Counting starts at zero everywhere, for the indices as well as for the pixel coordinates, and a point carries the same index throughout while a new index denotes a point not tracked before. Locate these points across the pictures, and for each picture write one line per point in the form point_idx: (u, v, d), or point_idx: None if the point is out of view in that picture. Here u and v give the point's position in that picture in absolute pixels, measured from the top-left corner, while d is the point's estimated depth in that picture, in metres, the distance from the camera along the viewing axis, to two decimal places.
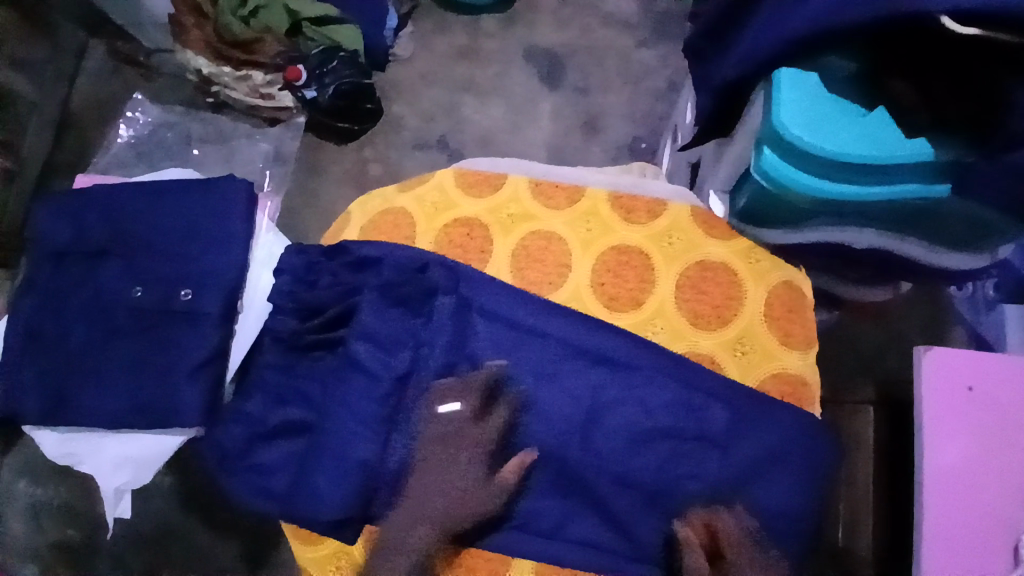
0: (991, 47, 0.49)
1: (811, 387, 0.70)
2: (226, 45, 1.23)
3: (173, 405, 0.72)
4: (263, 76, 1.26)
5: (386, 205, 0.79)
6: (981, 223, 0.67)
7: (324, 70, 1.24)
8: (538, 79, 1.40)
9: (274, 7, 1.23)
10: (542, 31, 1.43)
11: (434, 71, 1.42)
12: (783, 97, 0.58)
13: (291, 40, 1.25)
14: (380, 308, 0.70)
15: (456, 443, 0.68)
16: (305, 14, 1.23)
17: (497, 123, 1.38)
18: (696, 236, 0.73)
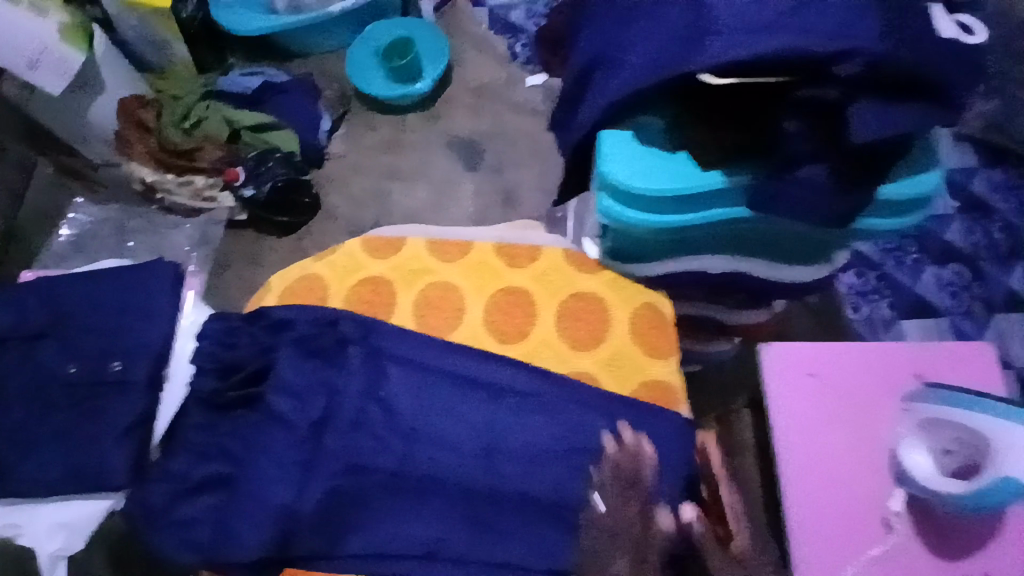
0: (758, 89, 0.63)
1: (676, 390, 0.80)
2: (169, 154, 1.43)
3: (102, 469, 0.77)
4: (204, 180, 1.44)
5: (303, 272, 0.88)
6: (800, 237, 0.80)
7: (261, 170, 1.42)
8: (458, 164, 1.57)
9: (213, 120, 1.45)
10: (459, 122, 1.62)
11: (364, 163, 1.57)
12: (607, 154, 0.73)
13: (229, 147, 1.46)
14: (297, 363, 0.78)
15: (604, 545, 0.66)
16: (242, 122, 1.45)
17: (423, 204, 1.53)
18: (570, 274, 0.85)
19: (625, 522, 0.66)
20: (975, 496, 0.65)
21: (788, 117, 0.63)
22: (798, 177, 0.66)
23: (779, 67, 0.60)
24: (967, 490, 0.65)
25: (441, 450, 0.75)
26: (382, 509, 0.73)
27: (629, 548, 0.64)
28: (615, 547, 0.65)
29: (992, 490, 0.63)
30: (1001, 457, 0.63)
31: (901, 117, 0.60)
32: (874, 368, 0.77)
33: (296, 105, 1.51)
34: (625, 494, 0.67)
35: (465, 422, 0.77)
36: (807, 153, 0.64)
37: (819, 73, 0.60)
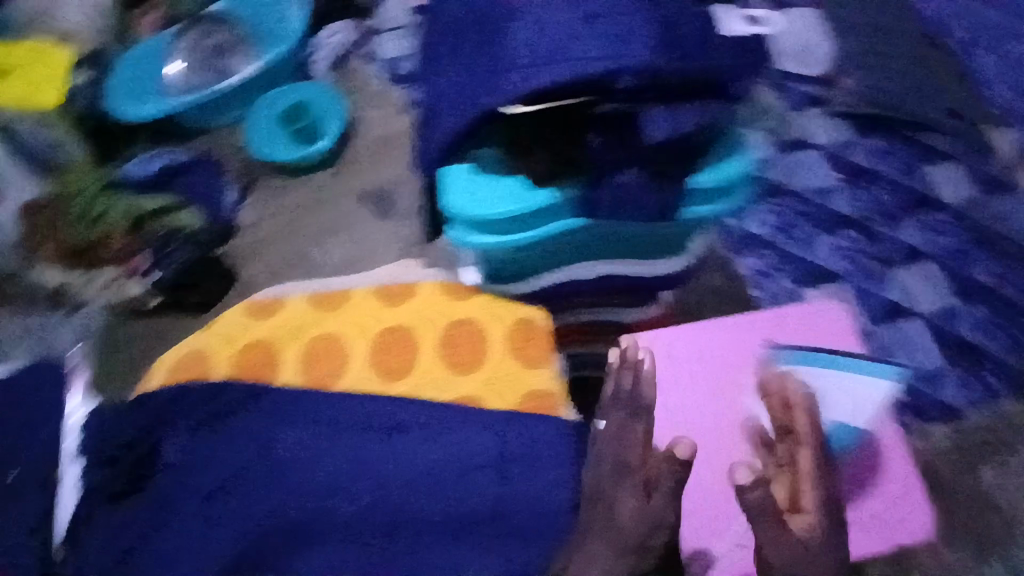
0: (560, 108, 0.68)
1: (555, 396, 0.85)
2: (73, 253, 1.40)
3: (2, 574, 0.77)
4: (112, 273, 1.41)
5: (189, 347, 0.90)
6: (649, 235, 0.86)
7: (165, 252, 1.42)
8: (371, 214, 1.59)
9: (117, 209, 1.42)
10: (367, 174, 1.64)
11: (279, 231, 1.59)
12: (449, 192, 0.79)
13: (134, 234, 1.40)
14: (185, 436, 0.82)
15: (611, 483, 0.78)
16: (144, 208, 1.42)
17: (342, 261, 1.56)
18: (446, 304, 0.90)
19: (630, 447, 0.81)
20: (836, 439, 0.83)
21: (590, 132, 0.70)
22: (613, 180, 0.73)
23: (570, 88, 0.65)
24: (831, 436, 0.83)
25: (339, 498, 0.77)
26: (288, 563, 0.75)
27: (637, 477, 0.79)
28: (618, 478, 0.79)
29: (846, 433, 0.83)
30: (850, 408, 0.84)
31: (683, 112, 0.68)
32: (719, 341, 0.90)
33: (198, 184, 1.54)
34: (628, 420, 0.83)
35: (360, 467, 0.79)
36: (613, 160, 0.71)
37: (605, 91, 0.66)
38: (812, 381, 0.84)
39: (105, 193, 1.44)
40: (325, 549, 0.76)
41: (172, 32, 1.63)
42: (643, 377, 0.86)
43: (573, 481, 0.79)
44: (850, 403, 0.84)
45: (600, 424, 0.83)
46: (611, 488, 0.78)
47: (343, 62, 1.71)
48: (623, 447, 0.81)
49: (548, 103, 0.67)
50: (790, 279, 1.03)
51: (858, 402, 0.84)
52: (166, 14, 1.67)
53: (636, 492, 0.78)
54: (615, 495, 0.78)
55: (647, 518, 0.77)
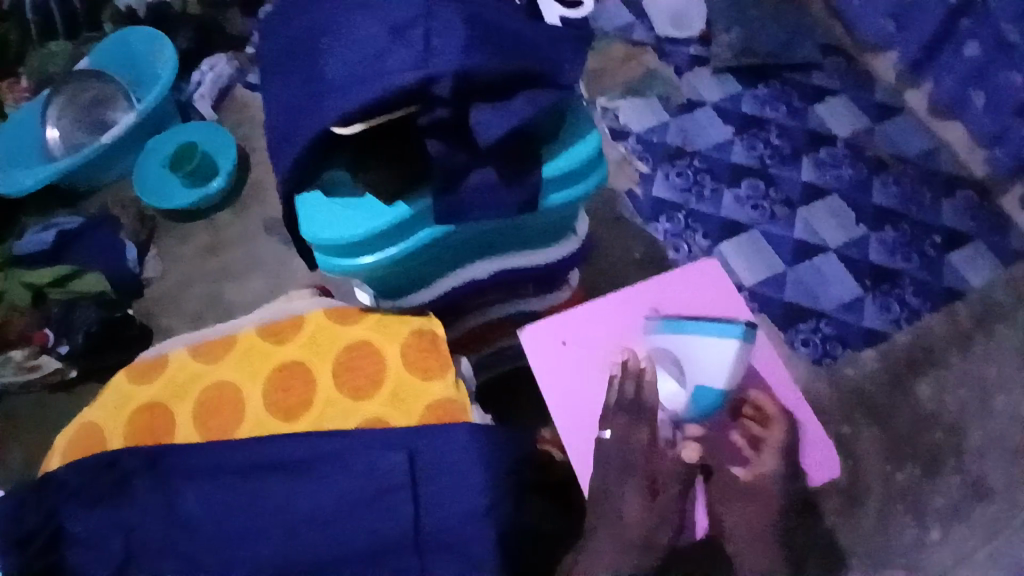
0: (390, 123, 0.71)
1: (459, 401, 0.84)
2: None
3: None
4: (22, 353, 1.33)
5: (81, 421, 0.88)
6: (523, 227, 0.87)
7: (71, 320, 1.34)
8: (284, 243, 1.54)
9: (16, 288, 1.37)
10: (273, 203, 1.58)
11: (189, 276, 1.53)
12: (309, 222, 0.80)
13: (38, 309, 1.36)
14: (86, 513, 0.79)
15: (619, 488, 0.78)
16: (43, 280, 1.37)
17: (260, 295, 1.50)
18: (335, 330, 0.88)
19: (637, 448, 0.79)
20: (696, 405, 0.80)
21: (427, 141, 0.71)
22: (466, 181, 0.74)
23: (392, 100, 0.66)
24: (689, 403, 0.80)
25: (254, 544, 0.76)
26: None
27: (643, 477, 0.78)
28: (622, 478, 0.79)
29: (705, 397, 0.79)
30: (706, 371, 0.78)
31: (511, 109, 0.69)
32: (610, 313, 0.88)
33: (98, 242, 1.47)
34: (632, 423, 0.79)
35: (271, 510, 0.77)
36: (458, 164, 0.73)
37: (426, 99, 0.67)
38: (670, 346, 0.81)
39: (3, 276, 1.40)
40: None
41: (42, 96, 1.54)
42: (646, 384, 0.81)
43: (489, 481, 0.78)
44: (704, 365, 0.78)
45: (607, 435, 0.80)
46: (617, 486, 0.79)
47: (229, 97, 1.68)
48: (630, 448, 0.79)
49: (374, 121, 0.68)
50: (702, 237, 1.35)
51: (711, 365, 0.78)
52: (30, 78, 1.61)
53: (644, 493, 0.78)
54: (622, 491, 0.78)
55: (653, 516, 0.78)
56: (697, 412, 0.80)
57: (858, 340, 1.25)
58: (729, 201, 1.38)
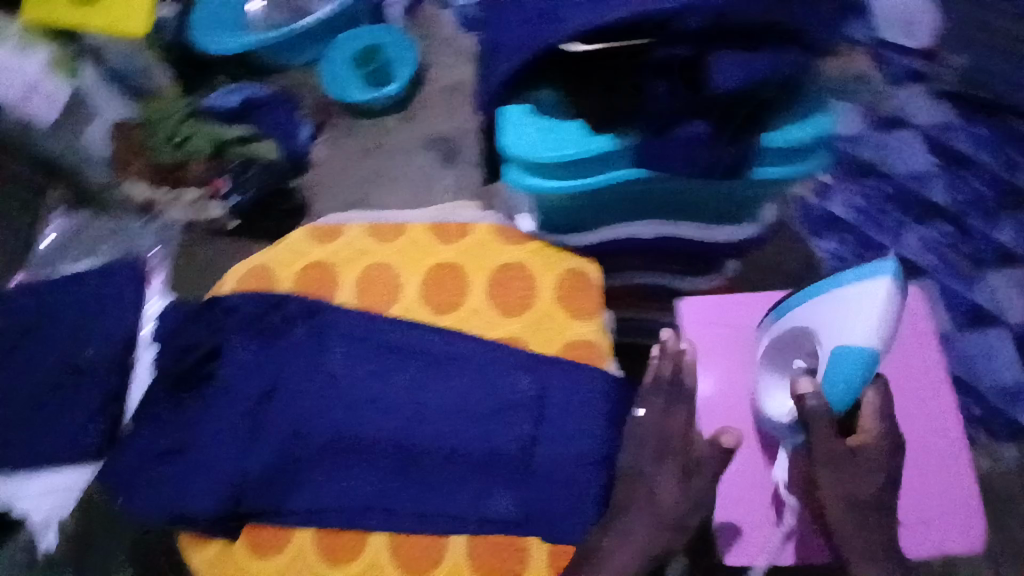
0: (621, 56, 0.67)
1: (600, 347, 0.83)
2: (161, 172, 1.36)
3: (82, 438, 0.87)
4: (194, 194, 1.35)
5: (254, 262, 0.95)
6: (710, 195, 0.83)
7: (244, 177, 1.36)
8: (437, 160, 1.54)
9: (201, 134, 1.36)
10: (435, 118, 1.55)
11: (346, 168, 1.53)
12: (506, 131, 0.78)
13: (216, 161, 1.35)
14: (245, 339, 0.86)
15: (655, 466, 0.75)
16: (227, 136, 1.36)
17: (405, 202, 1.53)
18: (498, 245, 0.89)
19: (675, 431, 0.76)
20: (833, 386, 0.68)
21: (657, 80, 0.67)
22: (683, 131, 0.69)
23: (638, 26, 0.64)
24: (826, 384, 0.68)
25: (378, 416, 0.80)
26: (322, 467, 0.79)
27: (678, 458, 0.75)
28: (660, 459, 0.76)
29: (842, 371, 0.67)
30: (840, 327, 0.68)
31: (753, 63, 0.65)
32: None
33: (278, 117, 1.45)
34: (671, 403, 0.78)
35: (402, 392, 0.82)
36: (679, 109, 0.68)
37: (669, 32, 0.65)
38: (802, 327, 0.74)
39: (190, 120, 1.39)
40: (357, 462, 0.79)
41: None
42: (683, 367, 0.78)
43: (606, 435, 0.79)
44: (836, 323, 0.68)
45: (640, 414, 0.78)
46: (651, 467, 0.76)
47: (417, 7, 1.66)
48: (666, 434, 0.76)
49: (612, 45, 0.66)
50: None
51: (849, 320, 0.67)
52: None
53: (677, 472, 0.75)
54: (656, 472, 0.75)
55: (689, 498, 0.74)
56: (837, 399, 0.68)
57: (1002, 429, 1.04)
58: (912, 243, 1.13)
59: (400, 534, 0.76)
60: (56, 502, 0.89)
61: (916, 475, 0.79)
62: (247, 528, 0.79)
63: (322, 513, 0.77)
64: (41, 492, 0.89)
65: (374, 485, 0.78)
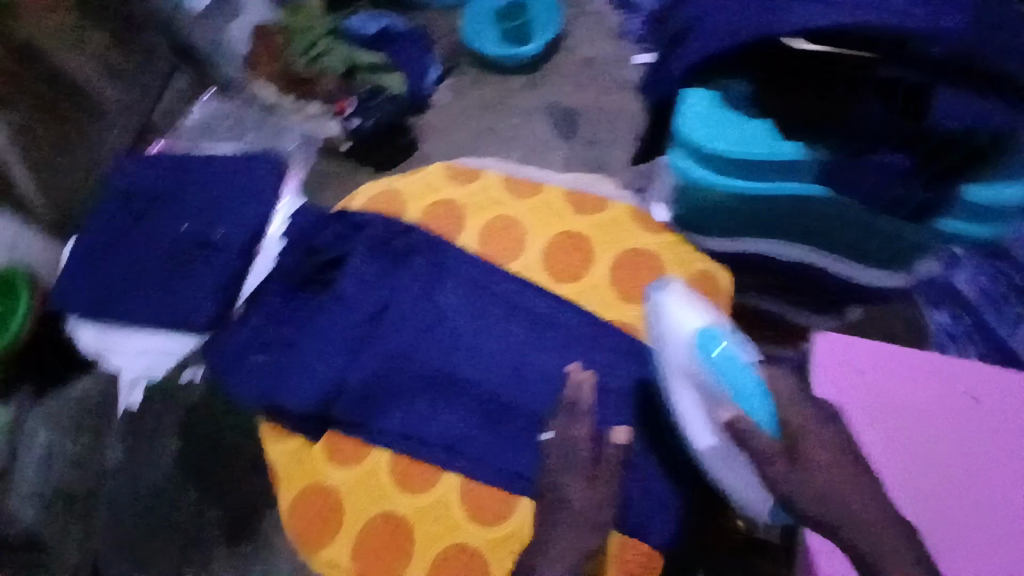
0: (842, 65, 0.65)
1: None
2: (291, 81, 1.31)
3: (191, 311, 0.89)
4: (316, 109, 1.30)
5: (386, 186, 0.96)
6: (869, 233, 0.80)
7: (369, 103, 1.26)
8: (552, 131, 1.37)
9: (337, 54, 1.30)
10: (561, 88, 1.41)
11: (464, 118, 1.38)
12: (683, 117, 0.75)
13: (346, 83, 1.30)
14: (368, 255, 0.88)
15: (565, 477, 0.70)
16: (360, 60, 1.29)
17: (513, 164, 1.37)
18: (633, 228, 0.87)
19: (580, 447, 0.71)
20: (749, 403, 0.68)
21: (872, 99, 0.65)
22: (881, 159, 0.67)
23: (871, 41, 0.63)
24: (741, 404, 0.68)
25: (481, 365, 0.81)
26: (416, 396, 0.81)
27: (584, 469, 0.71)
28: (573, 470, 0.71)
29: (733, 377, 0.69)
30: (687, 332, 0.74)
31: (977, 105, 0.63)
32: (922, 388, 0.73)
33: (410, 53, 1.35)
34: (571, 421, 0.73)
35: (507, 348, 0.82)
36: (887, 131, 0.65)
37: (903, 50, 0.63)
38: (668, 391, 0.76)
39: (330, 36, 1.32)
40: (449, 402, 0.81)
41: None
42: (584, 395, 0.74)
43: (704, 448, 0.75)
44: (678, 340, 0.74)
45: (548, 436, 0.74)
46: (561, 480, 0.71)
47: None
48: (573, 450, 0.71)
49: (838, 53, 0.65)
50: None
51: (681, 320, 0.75)
52: None
53: (585, 478, 0.70)
54: (565, 482, 0.70)
55: (600, 500, 0.69)
56: (762, 415, 0.67)
57: None
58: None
59: (474, 482, 0.77)
60: (147, 365, 0.92)
61: (956, 517, 0.65)
62: (328, 435, 0.82)
63: (405, 440, 0.79)
64: (137, 353, 0.93)
65: (460, 429, 0.79)
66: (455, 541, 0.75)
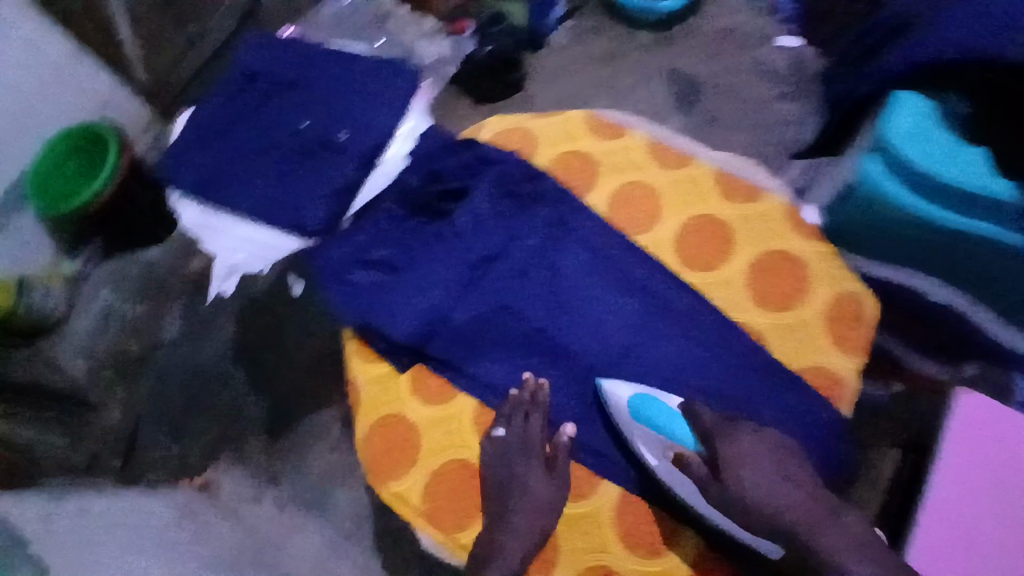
0: None
1: (845, 388, 0.75)
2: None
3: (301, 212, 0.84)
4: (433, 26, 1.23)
5: (520, 122, 0.89)
6: None
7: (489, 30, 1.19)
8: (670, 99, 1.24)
9: None
10: (690, 56, 1.26)
11: (577, 66, 1.26)
12: (895, 116, 0.71)
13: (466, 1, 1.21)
14: (494, 195, 0.82)
15: (515, 463, 0.72)
16: None
17: None
18: (783, 228, 0.80)
19: (537, 439, 0.72)
20: (677, 435, 0.68)
21: None
22: None
23: None
24: (669, 436, 0.69)
25: (589, 337, 0.77)
26: (517, 353, 0.77)
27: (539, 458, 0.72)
28: (525, 458, 0.72)
29: (665, 419, 0.69)
30: (625, 389, 0.72)
31: None
32: None
33: None
34: (522, 419, 0.73)
35: (621, 326, 0.77)
36: None
37: None
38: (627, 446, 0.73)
39: None
40: (550, 367, 0.77)
41: None
42: (535, 403, 0.74)
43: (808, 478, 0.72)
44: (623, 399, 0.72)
45: (497, 433, 0.73)
46: (521, 467, 0.72)
47: None
48: (529, 440, 0.72)
49: None
50: None
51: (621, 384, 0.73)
52: None
53: (541, 466, 0.72)
54: (525, 472, 0.71)
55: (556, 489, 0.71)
56: (685, 439, 0.68)
57: None
58: None
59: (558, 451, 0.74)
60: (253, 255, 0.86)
61: None
62: (417, 366, 0.79)
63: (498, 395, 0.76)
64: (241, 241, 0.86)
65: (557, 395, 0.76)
66: None
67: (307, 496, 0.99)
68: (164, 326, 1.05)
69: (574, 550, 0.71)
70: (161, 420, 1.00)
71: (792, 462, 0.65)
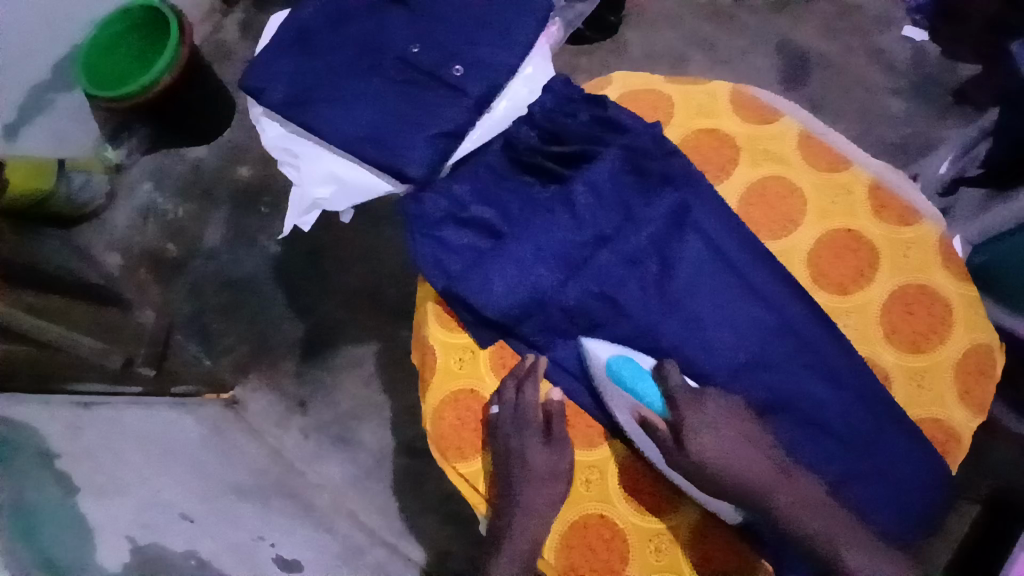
0: None
1: (962, 445, 0.69)
2: None
3: (404, 150, 0.75)
4: None
5: (654, 85, 0.79)
6: None
7: None
8: (775, 72, 1.14)
9: None
10: (808, 28, 1.15)
11: (681, 16, 1.17)
12: None
13: None
14: (617, 169, 0.74)
15: (513, 436, 0.69)
16: None
17: None
18: (932, 262, 0.71)
19: (531, 411, 0.70)
20: (644, 397, 0.64)
21: None
22: None
23: None
24: (639, 401, 0.64)
25: (698, 344, 0.69)
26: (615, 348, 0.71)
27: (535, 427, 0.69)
28: (523, 429, 0.69)
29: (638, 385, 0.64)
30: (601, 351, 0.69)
31: None
32: None
33: None
34: (520, 389, 0.70)
35: (733, 338, 0.70)
36: None
37: None
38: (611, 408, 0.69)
39: None
40: None
41: None
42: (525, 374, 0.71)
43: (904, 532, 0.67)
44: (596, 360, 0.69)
45: (493, 412, 0.71)
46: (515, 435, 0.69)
47: None
48: (522, 413, 0.69)
49: None
50: None
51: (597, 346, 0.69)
52: None
53: (539, 435, 0.69)
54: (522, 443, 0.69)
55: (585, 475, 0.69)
56: (652, 402, 0.64)
57: None
58: None
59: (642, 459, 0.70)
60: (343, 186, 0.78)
61: None
62: (500, 345, 0.73)
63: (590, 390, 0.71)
64: (331, 170, 0.78)
65: None
66: (601, 512, 0.69)
67: (331, 427, 1.06)
68: (204, 236, 1.15)
69: (644, 563, 0.67)
70: (193, 323, 1.11)
71: (752, 433, 0.63)
